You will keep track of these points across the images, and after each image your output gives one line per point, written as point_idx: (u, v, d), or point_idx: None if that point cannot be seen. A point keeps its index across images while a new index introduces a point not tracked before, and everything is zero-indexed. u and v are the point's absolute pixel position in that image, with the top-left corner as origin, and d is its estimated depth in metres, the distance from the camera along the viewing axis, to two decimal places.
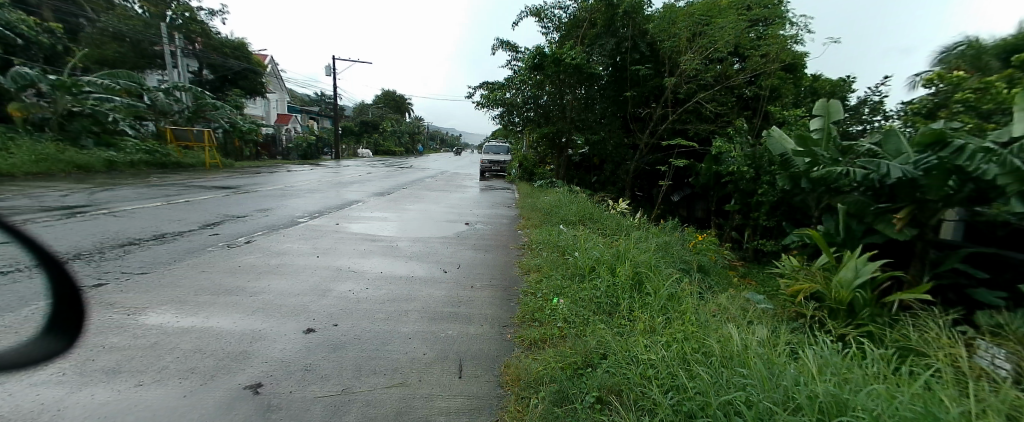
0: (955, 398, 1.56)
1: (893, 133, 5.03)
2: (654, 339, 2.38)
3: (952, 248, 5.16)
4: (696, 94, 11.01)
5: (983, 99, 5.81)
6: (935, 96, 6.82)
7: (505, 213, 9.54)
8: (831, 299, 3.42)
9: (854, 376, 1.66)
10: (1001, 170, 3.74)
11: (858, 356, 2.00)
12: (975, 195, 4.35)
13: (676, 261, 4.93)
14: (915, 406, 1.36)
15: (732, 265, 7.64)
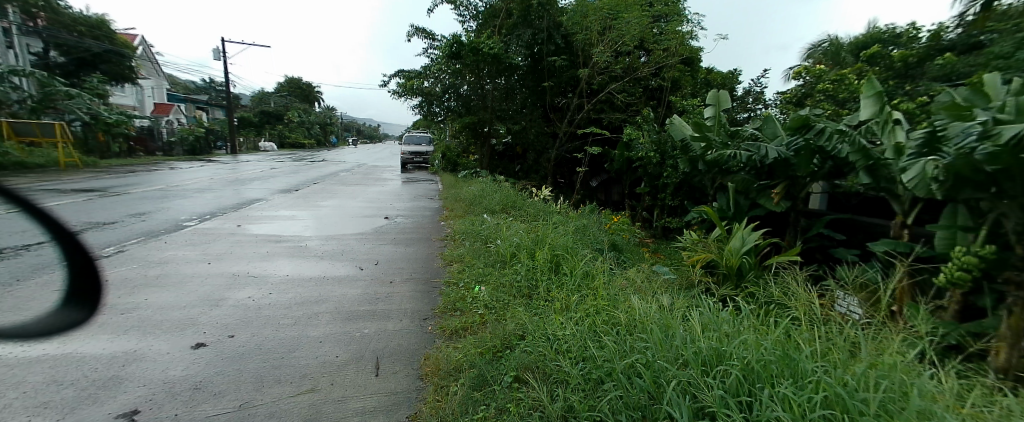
0: (808, 341, 1.84)
1: (770, 119, 5.73)
2: (569, 316, 2.52)
3: (818, 216, 6.04)
4: (609, 86, 11.68)
5: (839, 89, 6.81)
6: (803, 87, 7.84)
7: (427, 205, 9.33)
8: (723, 266, 3.85)
9: (733, 330, 1.89)
10: (851, 149, 4.42)
11: (738, 313, 2.28)
12: (833, 170, 5.12)
13: (592, 242, 5.19)
14: (775, 350, 1.58)
15: (644, 243, 8.22)
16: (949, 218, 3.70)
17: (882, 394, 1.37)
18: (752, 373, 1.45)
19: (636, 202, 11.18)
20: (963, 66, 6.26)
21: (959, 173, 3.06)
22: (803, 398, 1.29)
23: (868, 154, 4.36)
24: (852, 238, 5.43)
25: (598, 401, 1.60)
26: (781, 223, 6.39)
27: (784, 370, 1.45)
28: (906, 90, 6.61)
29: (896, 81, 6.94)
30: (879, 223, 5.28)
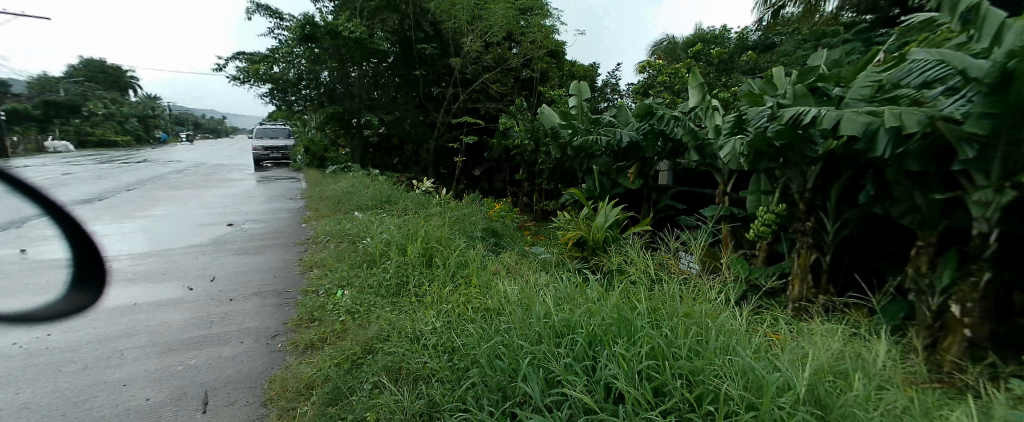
0: (628, 305, 2.45)
1: (623, 107, 6.34)
2: (440, 306, 2.65)
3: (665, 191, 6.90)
4: (481, 76, 11.76)
5: (675, 82, 7.84)
6: (648, 79, 8.85)
7: (287, 206, 8.36)
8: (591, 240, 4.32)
9: (575, 305, 2.39)
10: (684, 131, 5.14)
11: (580, 288, 2.81)
12: (672, 151, 5.87)
13: (471, 231, 5.19)
14: (609, 319, 2.13)
15: (523, 226, 8.51)
16: (755, 184, 4.49)
17: (697, 347, 1.95)
18: (593, 340, 1.96)
19: (517, 188, 11.46)
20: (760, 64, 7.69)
21: (759, 148, 3.81)
22: (633, 359, 1.77)
23: (696, 136, 5.10)
24: (691, 207, 6.32)
25: (463, 379, 1.85)
26: (636, 199, 7.13)
27: (625, 333, 2.00)
28: (722, 82, 7.88)
29: (715, 75, 8.23)
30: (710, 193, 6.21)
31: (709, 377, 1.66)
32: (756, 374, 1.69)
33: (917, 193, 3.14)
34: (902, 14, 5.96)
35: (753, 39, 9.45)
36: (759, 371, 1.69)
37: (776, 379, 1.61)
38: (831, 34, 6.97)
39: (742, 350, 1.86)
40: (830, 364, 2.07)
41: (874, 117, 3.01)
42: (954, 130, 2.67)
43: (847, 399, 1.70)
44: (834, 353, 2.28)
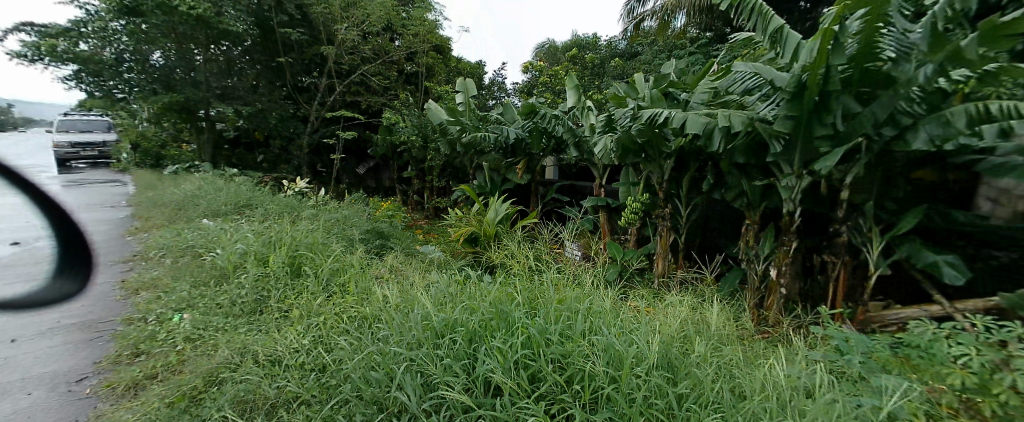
0: (503, 296, 2.74)
1: (509, 105, 6.46)
2: (310, 316, 2.55)
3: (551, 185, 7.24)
4: (360, 68, 10.97)
5: (555, 82, 8.23)
6: (531, 78, 9.16)
7: (112, 215, 6.86)
8: (481, 235, 4.68)
9: (454, 302, 2.60)
10: (564, 129, 5.43)
11: (459, 284, 3.02)
12: (555, 147, 6.15)
13: (356, 233, 4.81)
14: (489, 313, 2.41)
15: (413, 224, 8.20)
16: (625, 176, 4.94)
17: (564, 329, 2.40)
18: (473, 337, 2.23)
19: (406, 186, 10.97)
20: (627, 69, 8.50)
21: (623, 145, 4.16)
22: (510, 352, 2.09)
23: (574, 133, 5.41)
24: (574, 199, 6.72)
25: (334, 390, 1.89)
26: (525, 193, 7.34)
27: (500, 324, 2.32)
28: (596, 84, 8.53)
29: (590, 77, 8.85)
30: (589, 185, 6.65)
31: (578, 359, 2.11)
32: (610, 349, 2.23)
33: (743, 181, 3.82)
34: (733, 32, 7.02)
35: (621, 46, 10.36)
36: (617, 345, 2.21)
37: (629, 352, 2.15)
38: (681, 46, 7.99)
39: (603, 328, 2.38)
40: (672, 330, 2.67)
41: (710, 118, 3.48)
42: (765, 129, 3.37)
43: (676, 357, 2.37)
44: (674, 322, 2.85)
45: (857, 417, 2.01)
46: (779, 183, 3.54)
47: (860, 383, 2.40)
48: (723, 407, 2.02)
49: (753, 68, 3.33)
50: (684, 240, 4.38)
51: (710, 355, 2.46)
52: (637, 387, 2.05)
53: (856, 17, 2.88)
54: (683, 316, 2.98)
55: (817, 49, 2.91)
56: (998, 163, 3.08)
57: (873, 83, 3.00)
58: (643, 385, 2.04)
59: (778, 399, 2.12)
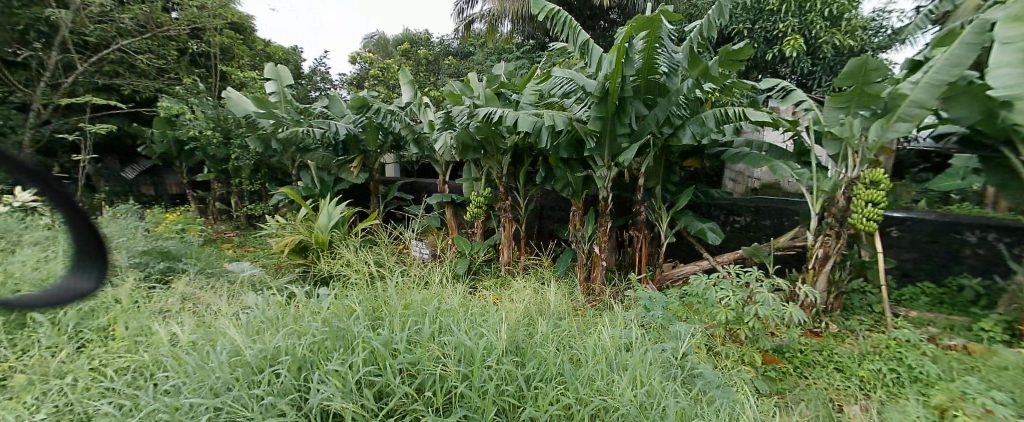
0: (342, 309, 2.47)
1: (335, 98, 5.87)
2: (56, 374, 1.97)
3: (392, 183, 6.96)
4: (120, 42, 6.20)
5: (387, 76, 7.79)
6: (361, 71, 8.50)
7: None
8: (314, 244, 4.14)
9: (276, 326, 2.27)
10: (401, 125, 5.27)
11: (282, 303, 2.63)
12: (393, 144, 6.01)
13: (131, 256, 3.72)
14: (324, 329, 2.13)
15: (218, 236, 6.78)
16: (467, 172, 5.04)
17: (412, 333, 2.25)
18: (298, 365, 1.94)
19: (204, 190, 9.02)
20: (461, 68, 8.52)
21: (463, 140, 4.40)
22: (351, 373, 1.86)
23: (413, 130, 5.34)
24: (418, 196, 6.65)
25: None
26: (364, 193, 6.79)
27: (338, 342, 2.06)
28: (432, 81, 8.36)
29: (425, 73, 8.61)
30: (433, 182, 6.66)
31: (428, 363, 1.99)
32: (465, 346, 2.13)
33: (568, 174, 4.25)
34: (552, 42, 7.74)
35: (454, 44, 10.34)
36: (467, 340, 2.14)
37: (479, 345, 2.11)
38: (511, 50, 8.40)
39: (453, 325, 2.29)
40: (517, 316, 2.71)
41: (538, 117, 3.83)
42: (582, 128, 3.77)
43: (524, 339, 2.43)
44: (519, 308, 2.92)
45: (663, 362, 2.40)
46: (595, 174, 4.07)
47: (660, 331, 2.84)
48: (564, 379, 2.16)
49: (569, 74, 3.65)
50: (525, 229, 4.63)
51: (550, 332, 2.57)
52: (489, 378, 2.05)
53: (640, 37, 3.30)
54: (527, 298, 3.11)
55: (615, 61, 3.27)
56: (734, 152, 4.10)
57: (655, 91, 3.65)
58: (494, 374, 2.04)
59: (607, 362, 2.34)
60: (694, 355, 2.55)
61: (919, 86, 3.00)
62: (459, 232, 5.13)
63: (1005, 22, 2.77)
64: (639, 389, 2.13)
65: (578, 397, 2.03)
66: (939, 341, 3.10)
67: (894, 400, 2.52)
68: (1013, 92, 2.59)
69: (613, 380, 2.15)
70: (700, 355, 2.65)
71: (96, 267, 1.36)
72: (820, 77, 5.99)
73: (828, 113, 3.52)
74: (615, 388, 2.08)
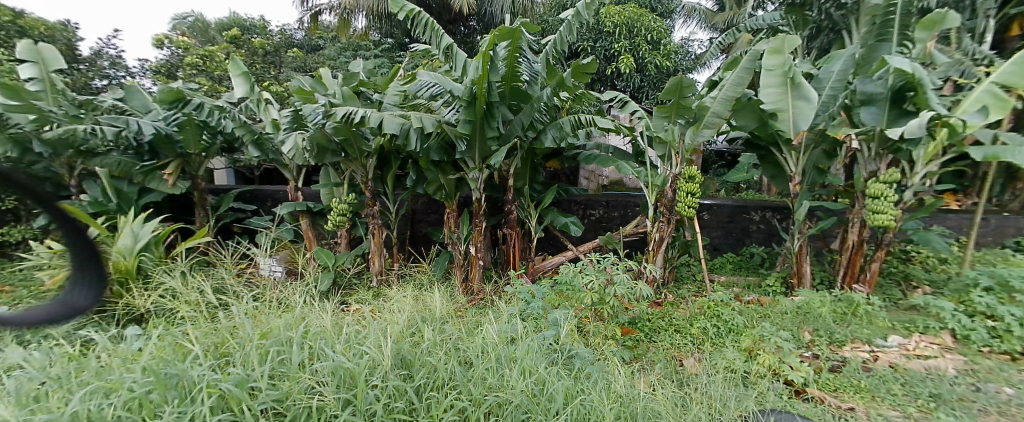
0: (175, 351, 1.95)
1: (134, 90, 4.67)
2: None
3: (224, 191, 5.91)
4: None
5: (210, 65, 6.55)
6: (171, 58, 6.96)
7: None
8: (114, 273, 3.20)
9: (75, 386, 1.71)
10: (235, 124, 4.52)
11: (78, 355, 1.98)
12: (225, 146, 5.09)
13: None
14: (151, 378, 1.69)
15: None
16: (325, 177, 4.65)
17: (275, 364, 1.85)
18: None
19: None
20: (308, 61, 7.64)
21: (319, 142, 3.97)
22: None
23: (251, 129, 4.60)
24: (262, 206, 5.84)
25: None
26: (184, 206, 5.46)
27: (169, 393, 1.64)
28: (271, 74, 7.29)
29: (261, 64, 7.46)
30: (281, 189, 5.92)
31: (300, 396, 1.68)
32: (345, 367, 1.82)
33: (439, 176, 4.17)
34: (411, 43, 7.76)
35: (296, 35, 9.23)
36: (346, 362, 1.83)
37: (362, 365, 1.81)
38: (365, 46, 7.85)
39: (326, 347, 1.92)
40: (399, 326, 2.29)
41: (405, 119, 3.70)
42: (452, 131, 3.74)
43: (410, 348, 2.09)
44: (401, 316, 2.51)
45: (544, 348, 2.28)
46: (468, 176, 4.10)
47: (539, 320, 2.75)
48: (456, 383, 1.91)
49: (435, 77, 3.60)
50: (396, 235, 4.53)
51: (437, 337, 2.20)
52: (375, 400, 1.77)
53: (503, 45, 3.44)
54: (406, 304, 2.86)
55: (481, 67, 3.36)
56: (588, 154, 4.55)
57: (519, 97, 3.81)
58: (381, 394, 1.77)
59: (495, 358, 2.09)
60: (570, 339, 2.48)
61: (717, 101, 3.75)
62: (318, 245, 4.73)
63: (768, 53, 3.66)
64: (528, 379, 1.96)
65: (471, 399, 1.82)
66: (742, 298, 3.91)
67: (717, 349, 3.06)
68: (777, 109, 3.64)
69: (504, 374, 1.96)
70: (575, 338, 2.60)
71: (92, 287, 1.67)
72: (646, 91, 7.12)
73: (655, 122, 4.11)
74: (507, 381, 1.90)
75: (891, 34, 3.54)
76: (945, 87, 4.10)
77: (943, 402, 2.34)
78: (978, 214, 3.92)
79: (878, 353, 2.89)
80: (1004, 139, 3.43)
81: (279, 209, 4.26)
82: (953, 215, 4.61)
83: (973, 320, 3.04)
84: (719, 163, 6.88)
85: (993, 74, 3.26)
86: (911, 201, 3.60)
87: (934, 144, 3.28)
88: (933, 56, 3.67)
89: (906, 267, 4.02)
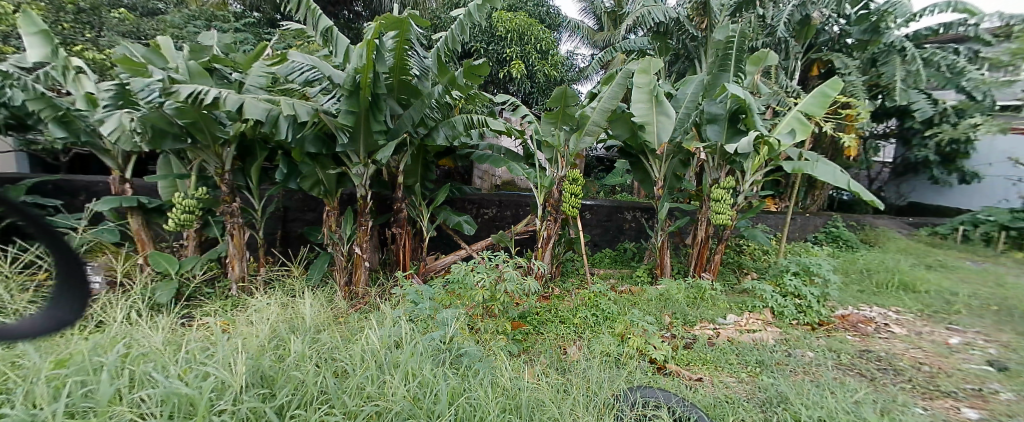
0: None
1: None
2: None
3: (13, 181, 4.59)
4: None
5: None
6: None
7: None
8: None
9: None
10: (28, 96, 3.52)
11: None
12: (12, 122, 3.93)
13: None
14: None
15: None
16: (165, 168, 3.88)
17: (72, 399, 1.41)
18: None
19: None
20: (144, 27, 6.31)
21: (156, 124, 3.28)
22: None
23: (54, 103, 3.63)
24: (72, 200, 4.67)
25: None
26: None
27: None
28: (88, 38, 5.85)
29: (72, 24, 5.93)
30: (101, 180, 4.81)
31: None
32: (184, 390, 1.46)
33: (316, 170, 3.79)
34: (284, 21, 7.04)
35: None
36: (182, 387, 1.47)
37: (204, 389, 1.46)
38: (224, 18, 6.77)
39: (154, 370, 1.53)
40: (260, 340, 1.96)
41: (273, 105, 3.27)
42: (331, 122, 3.41)
43: (272, 363, 1.80)
44: (261, 327, 2.17)
45: (431, 349, 2.16)
46: (350, 171, 3.79)
47: (427, 321, 2.61)
48: (329, 396, 1.70)
49: (311, 62, 3.26)
50: (262, 236, 4.00)
51: (308, 347, 1.96)
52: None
53: (390, 36, 3.24)
54: (270, 313, 2.47)
55: (366, 56, 3.12)
56: (479, 154, 4.56)
57: (408, 92, 3.63)
58: (230, 419, 1.46)
59: (376, 366, 1.93)
60: (459, 337, 2.41)
61: (596, 111, 4.04)
62: (155, 248, 3.93)
63: (638, 72, 4.06)
64: (411, 382, 1.84)
65: (345, 412, 1.63)
66: (616, 288, 4.27)
67: (595, 336, 3.28)
68: (645, 122, 4.05)
69: (386, 380, 1.80)
70: (465, 336, 2.56)
71: (77, 302, 1.40)
72: (536, 98, 7.38)
73: (543, 126, 4.27)
74: (388, 388, 1.75)
75: (729, 66, 4.09)
76: (767, 112, 5.00)
77: (766, 366, 2.82)
78: (789, 214, 4.85)
79: (720, 329, 3.40)
80: (805, 156, 4.30)
81: (97, 205, 3.44)
82: (773, 215, 5.65)
83: (786, 299, 3.73)
84: (599, 167, 7.50)
85: (798, 105, 4.07)
86: (743, 203, 4.32)
87: (758, 158, 3.98)
88: (758, 87, 4.43)
89: (739, 257, 4.81)
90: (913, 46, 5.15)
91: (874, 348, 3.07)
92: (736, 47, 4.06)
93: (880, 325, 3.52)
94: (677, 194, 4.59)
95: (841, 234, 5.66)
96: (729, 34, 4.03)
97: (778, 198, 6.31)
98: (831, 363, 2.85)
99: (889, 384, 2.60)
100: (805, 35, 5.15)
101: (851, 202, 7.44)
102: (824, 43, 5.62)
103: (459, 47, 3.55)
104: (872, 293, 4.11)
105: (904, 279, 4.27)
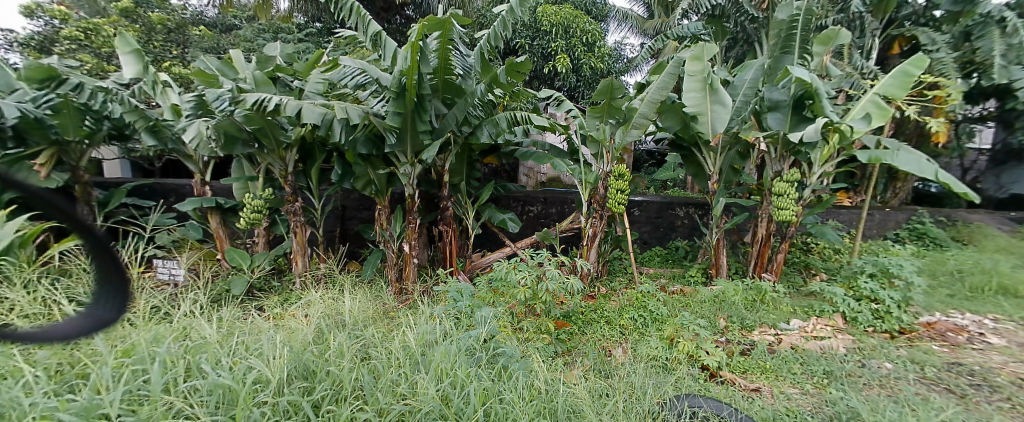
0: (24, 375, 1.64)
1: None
2: None
3: (117, 184, 5.19)
4: None
5: (92, 40, 5.72)
6: (45, 31, 6.02)
7: None
8: None
9: None
10: (125, 108, 3.93)
11: None
12: (114, 133, 4.38)
13: None
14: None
15: None
16: (238, 171, 4.21)
17: (130, 387, 1.58)
18: None
19: None
20: (219, 42, 6.89)
21: (227, 131, 3.57)
22: None
23: (145, 115, 4.04)
24: (163, 201, 5.22)
25: None
26: None
27: None
28: (174, 55, 6.49)
29: (160, 43, 6.60)
30: (186, 182, 5.32)
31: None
32: (228, 384, 1.60)
33: (368, 171, 3.95)
34: (339, 29, 7.42)
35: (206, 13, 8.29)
36: (226, 379, 1.61)
37: (244, 382, 1.59)
38: (287, 30, 7.25)
39: (202, 363, 1.68)
40: (305, 334, 2.08)
41: (326, 109, 3.44)
42: (380, 124, 3.53)
43: (314, 357, 1.90)
44: (308, 323, 2.28)
45: (467, 348, 2.19)
46: (399, 170, 3.91)
47: (465, 319, 2.64)
48: (363, 392, 1.77)
49: (359, 66, 3.38)
50: (321, 233, 4.22)
51: (347, 343, 2.05)
52: (262, 417, 1.57)
53: (434, 36, 3.28)
54: (318, 309, 2.60)
55: (410, 58, 3.18)
56: (524, 151, 4.53)
57: (452, 92, 3.68)
58: (270, 411, 1.57)
59: (410, 364, 1.98)
60: (497, 337, 2.41)
61: (645, 103, 3.86)
62: (231, 244, 4.27)
63: (690, 60, 3.83)
64: (443, 382, 1.87)
65: (377, 409, 1.69)
66: (667, 288, 4.09)
67: (641, 338, 3.16)
68: (698, 113, 3.83)
69: (418, 378, 1.85)
70: (504, 335, 2.56)
71: (115, 305, 1.46)
72: (583, 92, 7.23)
73: (588, 121, 4.16)
74: (419, 387, 1.79)
75: (792, 47, 3.78)
76: (838, 97, 4.54)
77: (836, 377, 2.58)
78: (864, 208, 4.38)
79: (781, 335, 3.15)
80: (884, 144, 3.86)
81: (182, 206, 3.80)
82: (845, 211, 5.15)
83: (859, 303, 3.38)
84: (650, 162, 7.21)
85: (875, 87, 3.65)
86: (810, 197, 3.96)
87: (827, 148, 3.63)
88: (827, 69, 4.04)
89: (806, 257, 4.43)
90: (1015, 16, 4.50)
91: (966, 361, 2.70)
92: (802, 26, 3.71)
93: (974, 335, 3.10)
94: (736, 188, 4.30)
95: (927, 231, 5.05)
96: (792, 13, 3.69)
97: (852, 192, 5.74)
98: (912, 376, 2.54)
99: (984, 402, 2.29)
100: (883, 9, 4.61)
101: (942, 195, 6.62)
102: (906, 17, 5.01)
103: (501, 44, 3.52)
104: (965, 298, 3.63)
105: (1006, 283, 3.73)
